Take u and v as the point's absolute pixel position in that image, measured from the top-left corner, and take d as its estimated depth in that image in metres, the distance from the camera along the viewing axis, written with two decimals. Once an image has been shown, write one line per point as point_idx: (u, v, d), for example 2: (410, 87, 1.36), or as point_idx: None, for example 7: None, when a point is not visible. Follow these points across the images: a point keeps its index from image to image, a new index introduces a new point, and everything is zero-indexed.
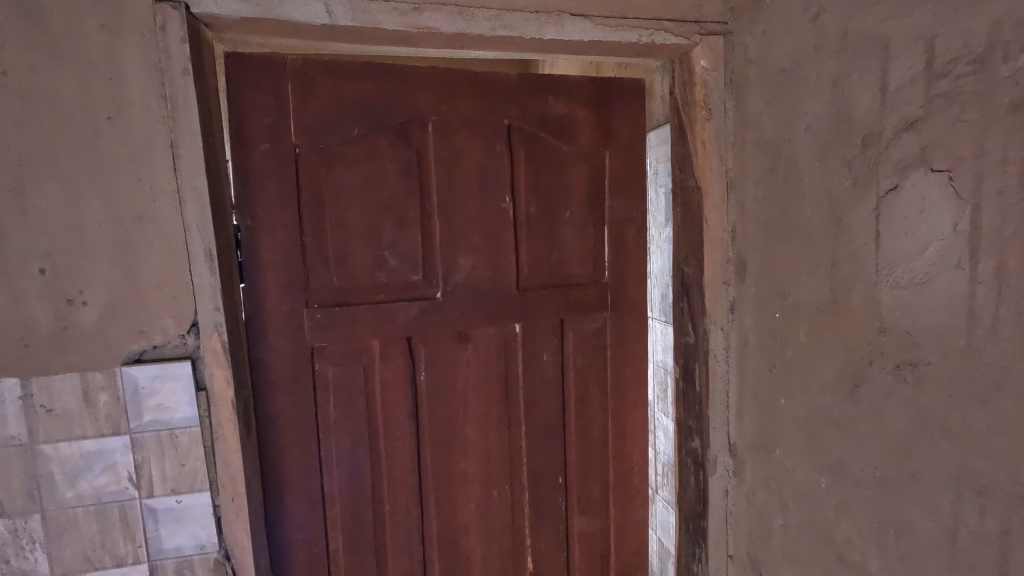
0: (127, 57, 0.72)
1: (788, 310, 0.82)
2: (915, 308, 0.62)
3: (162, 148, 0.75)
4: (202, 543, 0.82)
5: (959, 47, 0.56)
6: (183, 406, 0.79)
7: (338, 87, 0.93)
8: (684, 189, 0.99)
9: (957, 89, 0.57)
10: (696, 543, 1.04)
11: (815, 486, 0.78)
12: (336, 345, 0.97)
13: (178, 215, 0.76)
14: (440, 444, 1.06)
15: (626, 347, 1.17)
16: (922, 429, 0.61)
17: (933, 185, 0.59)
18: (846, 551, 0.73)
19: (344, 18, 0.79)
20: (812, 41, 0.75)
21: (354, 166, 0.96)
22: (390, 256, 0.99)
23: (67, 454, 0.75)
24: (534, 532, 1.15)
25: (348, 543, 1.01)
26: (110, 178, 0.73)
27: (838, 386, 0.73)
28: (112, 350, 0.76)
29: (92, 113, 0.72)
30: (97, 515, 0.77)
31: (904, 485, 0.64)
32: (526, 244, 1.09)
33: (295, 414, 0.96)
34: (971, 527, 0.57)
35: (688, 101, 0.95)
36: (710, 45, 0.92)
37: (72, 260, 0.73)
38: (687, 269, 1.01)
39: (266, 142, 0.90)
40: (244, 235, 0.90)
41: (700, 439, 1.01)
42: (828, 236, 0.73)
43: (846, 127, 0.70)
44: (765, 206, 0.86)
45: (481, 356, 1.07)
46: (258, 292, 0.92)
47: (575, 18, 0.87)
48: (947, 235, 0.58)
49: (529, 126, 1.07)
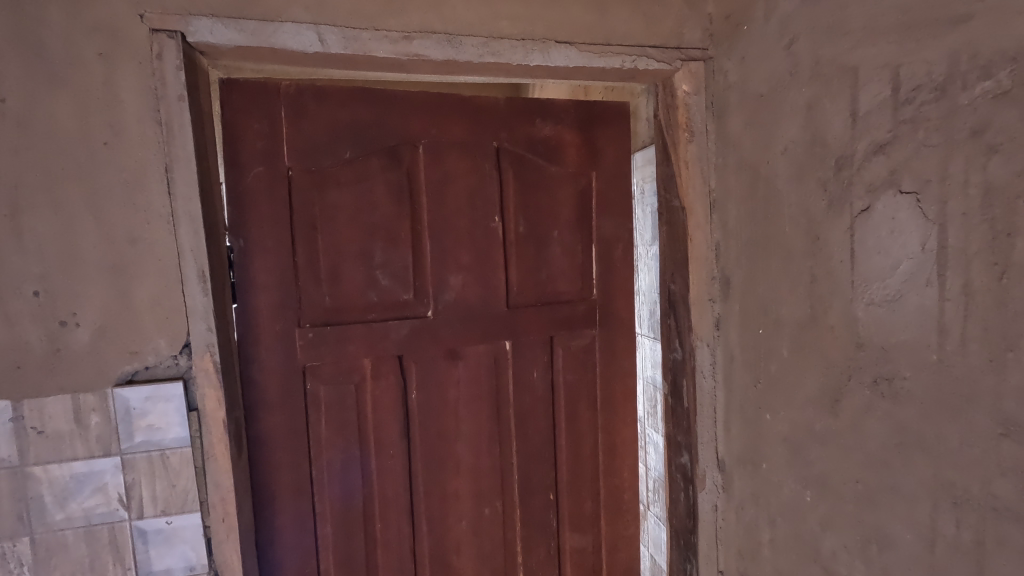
0: (124, 84, 0.74)
1: (771, 325, 0.84)
2: (890, 323, 0.64)
3: (157, 171, 0.77)
4: (192, 564, 0.82)
5: (923, 75, 0.59)
6: (174, 427, 0.79)
7: (331, 111, 0.96)
8: (669, 208, 1.01)
9: (921, 115, 0.59)
10: (687, 559, 1.04)
11: (801, 500, 0.79)
12: (328, 364, 0.98)
13: (172, 237, 0.78)
14: (432, 463, 1.07)
15: (615, 363, 1.19)
16: (900, 442, 0.63)
17: (902, 206, 0.62)
18: (830, 563, 0.74)
19: (336, 46, 0.82)
20: (786, 68, 0.78)
21: (346, 187, 0.97)
22: (382, 276, 1.01)
23: (57, 475, 0.76)
24: (526, 549, 1.15)
25: (339, 562, 1.01)
26: (105, 202, 0.75)
27: (820, 400, 0.75)
28: (105, 371, 0.77)
29: (88, 139, 0.74)
30: (86, 537, 0.77)
31: (884, 497, 0.65)
32: (515, 262, 1.11)
33: (285, 433, 0.96)
34: (948, 538, 0.58)
35: (671, 124, 0.98)
36: (692, 70, 0.95)
37: (66, 283, 0.74)
38: (673, 286, 1.03)
39: (260, 165, 0.92)
40: (237, 256, 0.91)
41: (688, 454, 1.02)
42: (807, 254, 0.75)
43: (820, 149, 0.73)
44: (747, 224, 0.88)
45: (471, 373, 1.08)
46: (250, 312, 0.93)
47: (560, 45, 0.90)
48: (916, 254, 0.60)
49: (517, 148, 1.10)
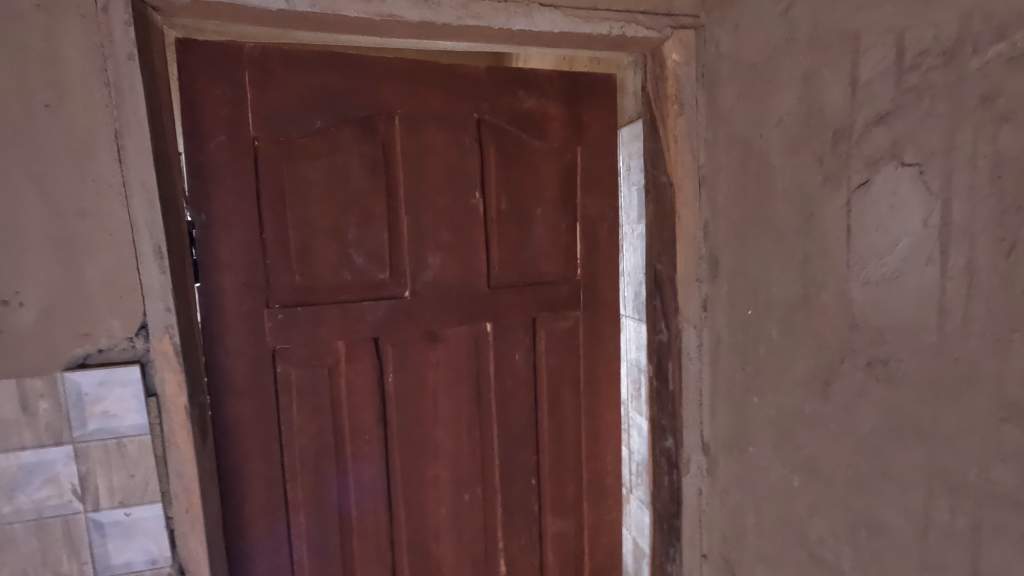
0: (66, 41, 0.68)
1: (760, 306, 0.81)
2: (887, 304, 0.61)
3: (106, 139, 0.70)
4: (154, 558, 0.77)
5: (929, 39, 0.55)
6: (131, 414, 0.74)
7: (299, 78, 0.89)
8: (657, 185, 0.97)
9: (927, 82, 0.56)
10: (671, 544, 1.03)
11: (788, 485, 0.77)
12: (299, 346, 0.93)
13: (124, 210, 0.72)
14: (410, 448, 1.03)
15: (599, 346, 1.16)
16: (893, 426, 0.61)
17: (904, 178, 0.59)
18: (817, 549, 0.72)
19: (302, 4, 0.76)
20: (783, 35, 0.74)
21: (316, 160, 0.92)
22: (356, 254, 0.96)
23: (3, 466, 0.70)
24: (506, 534, 1.12)
25: (313, 552, 0.97)
26: (48, 171, 0.69)
27: (810, 384, 0.72)
28: (52, 355, 0.71)
29: (26, 101, 0.67)
30: (37, 531, 0.72)
31: (875, 483, 0.63)
32: (497, 241, 1.06)
33: (254, 419, 0.91)
34: (943, 524, 0.56)
35: (659, 96, 0.94)
36: (682, 39, 0.91)
37: (6, 259, 0.68)
38: (659, 266, 0.99)
39: (222, 134, 0.86)
40: (198, 232, 0.86)
41: (673, 438, 1.00)
42: (800, 231, 0.72)
43: (817, 122, 0.69)
44: (737, 201, 0.85)
45: (451, 356, 1.04)
46: (214, 292, 0.87)
47: (544, 9, 0.85)
48: (917, 231, 0.58)
49: (499, 121, 1.04)
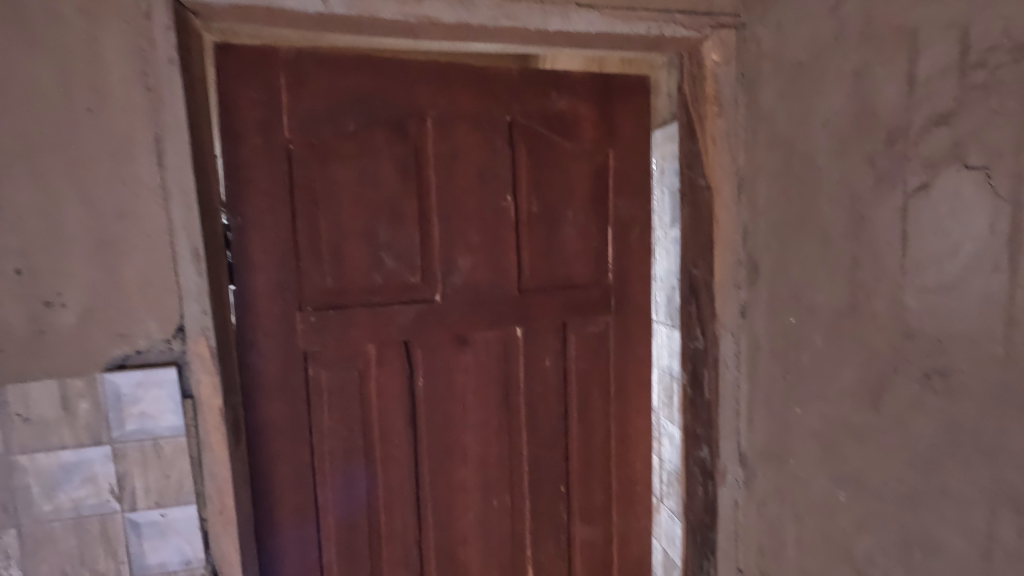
0: (109, 45, 0.68)
1: (804, 313, 0.78)
2: (947, 312, 0.58)
3: (146, 142, 0.71)
4: (188, 558, 0.77)
5: (998, 33, 0.52)
6: (168, 415, 0.74)
7: (333, 80, 0.90)
8: (693, 188, 0.95)
9: (995, 79, 0.53)
10: (704, 556, 1.00)
11: (833, 499, 0.74)
12: (330, 349, 0.93)
13: (162, 213, 0.72)
14: (438, 452, 1.02)
15: (630, 351, 1.13)
16: (952, 441, 0.58)
17: (968, 181, 0.56)
18: (865, 567, 0.69)
19: (339, 6, 0.75)
20: (831, 32, 0.71)
21: (348, 162, 0.92)
22: (387, 257, 0.95)
23: (44, 465, 0.71)
24: (534, 541, 1.11)
25: (342, 555, 0.97)
26: (90, 174, 0.69)
27: (858, 394, 0.69)
28: (92, 355, 0.72)
29: (71, 105, 0.68)
30: (76, 529, 0.73)
31: (931, 501, 0.60)
32: (527, 244, 1.05)
33: (285, 421, 0.91)
34: (1008, 547, 0.53)
35: (697, 96, 0.92)
36: (722, 38, 0.89)
37: (50, 260, 0.69)
38: (695, 271, 0.97)
39: (258, 137, 0.86)
40: (233, 234, 0.86)
41: (708, 448, 0.97)
42: (848, 235, 0.70)
43: (869, 122, 0.66)
44: (779, 204, 0.82)
45: (480, 360, 1.03)
46: (248, 294, 0.87)
47: (581, 9, 0.83)
48: (982, 236, 0.55)
49: (531, 122, 1.03)
